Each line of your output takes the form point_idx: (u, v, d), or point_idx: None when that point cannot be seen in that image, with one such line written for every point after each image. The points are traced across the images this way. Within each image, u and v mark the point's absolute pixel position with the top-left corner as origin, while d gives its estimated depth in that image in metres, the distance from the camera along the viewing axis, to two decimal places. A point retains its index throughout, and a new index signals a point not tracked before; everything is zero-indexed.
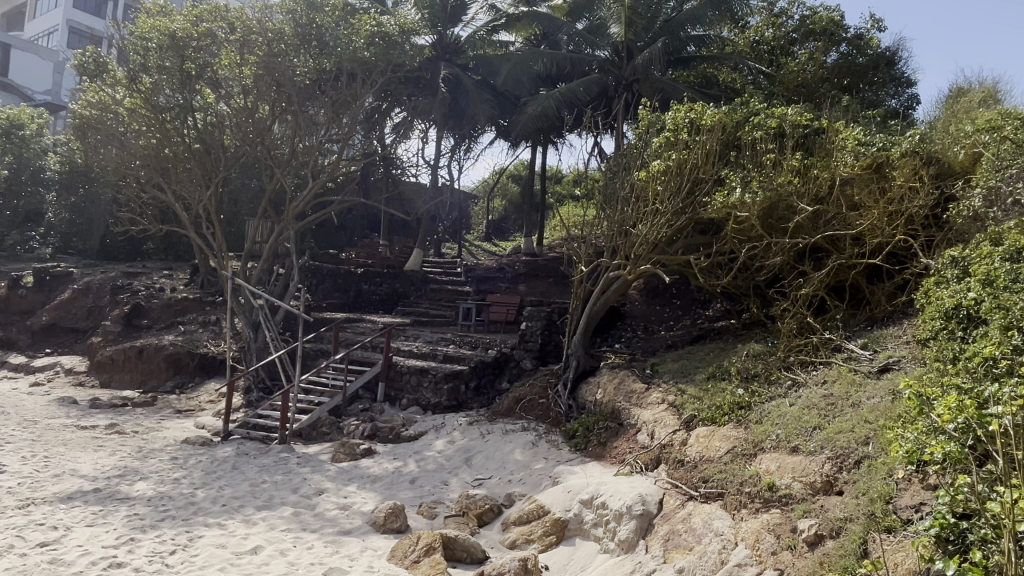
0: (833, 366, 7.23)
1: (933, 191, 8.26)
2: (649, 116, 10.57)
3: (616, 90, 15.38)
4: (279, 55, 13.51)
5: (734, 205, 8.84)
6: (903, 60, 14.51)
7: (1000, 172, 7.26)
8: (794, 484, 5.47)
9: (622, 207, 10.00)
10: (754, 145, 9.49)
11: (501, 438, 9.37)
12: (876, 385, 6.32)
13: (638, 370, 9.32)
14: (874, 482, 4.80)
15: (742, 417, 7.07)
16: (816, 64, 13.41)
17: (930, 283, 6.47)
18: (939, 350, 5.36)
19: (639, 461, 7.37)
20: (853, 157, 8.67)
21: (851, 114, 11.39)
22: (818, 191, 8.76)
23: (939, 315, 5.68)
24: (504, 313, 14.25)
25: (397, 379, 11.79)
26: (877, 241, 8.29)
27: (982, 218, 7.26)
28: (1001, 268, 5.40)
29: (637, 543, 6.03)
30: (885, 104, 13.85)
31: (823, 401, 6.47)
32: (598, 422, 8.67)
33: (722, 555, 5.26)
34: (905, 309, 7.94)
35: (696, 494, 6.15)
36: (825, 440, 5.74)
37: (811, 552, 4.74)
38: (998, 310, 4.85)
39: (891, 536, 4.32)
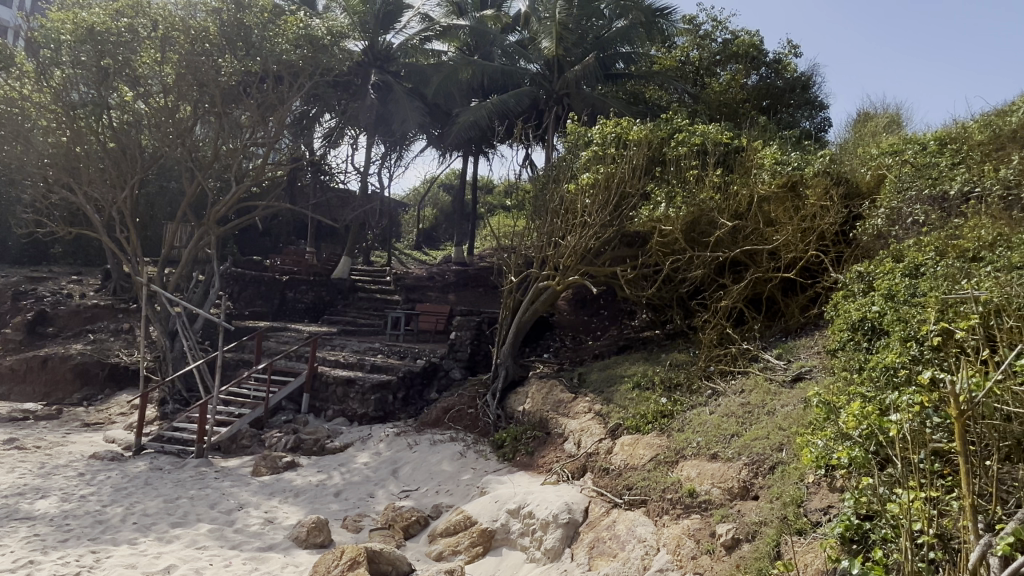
0: (750, 375, 7.54)
1: (842, 210, 8.66)
2: (578, 129, 10.77)
3: (547, 103, 15.61)
4: (202, 54, 13.02)
5: (659, 219, 9.18)
6: (817, 85, 15.24)
7: (902, 194, 7.70)
8: (714, 489, 5.66)
9: (551, 218, 10.08)
10: (678, 162, 9.86)
11: (428, 448, 9.29)
12: (789, 393, 6.61)
13: (566, 380, 9.43)
14: (787, 487, 5.01)
15: (665, 425, 7.25)
16: (737, 86, 14.07)
17: (839, 297, 6.81)
18: (847, 360, 5.67)
19: (566, 470, 7.44)
20: (770, 175, 9.10)
21: (769, 135, 11.91)
22: (737, 207, 9.19)
23: (847, 327, 6.00)
24: (433, 322, 14.21)
25: (322, 390, 11.54)
26: (792, 256, 8.66)
27: (885, 236, 7.65)
28: (902, 283, 5.74)
29: (563, 552, 6.09)
30: (801, 126, 14.51)
31: (741, 409, 6.73)
32: (527, 431, 8.72)
33: (645, 561, 5.38)
34: (816, 321, 8.30)
35: (621, 502, 6.27)
36: (742, 446, 5.96)
37: (728, 555, 4.91)
38: (899, 322, 5.16)
39: (802, 538, 4.50)
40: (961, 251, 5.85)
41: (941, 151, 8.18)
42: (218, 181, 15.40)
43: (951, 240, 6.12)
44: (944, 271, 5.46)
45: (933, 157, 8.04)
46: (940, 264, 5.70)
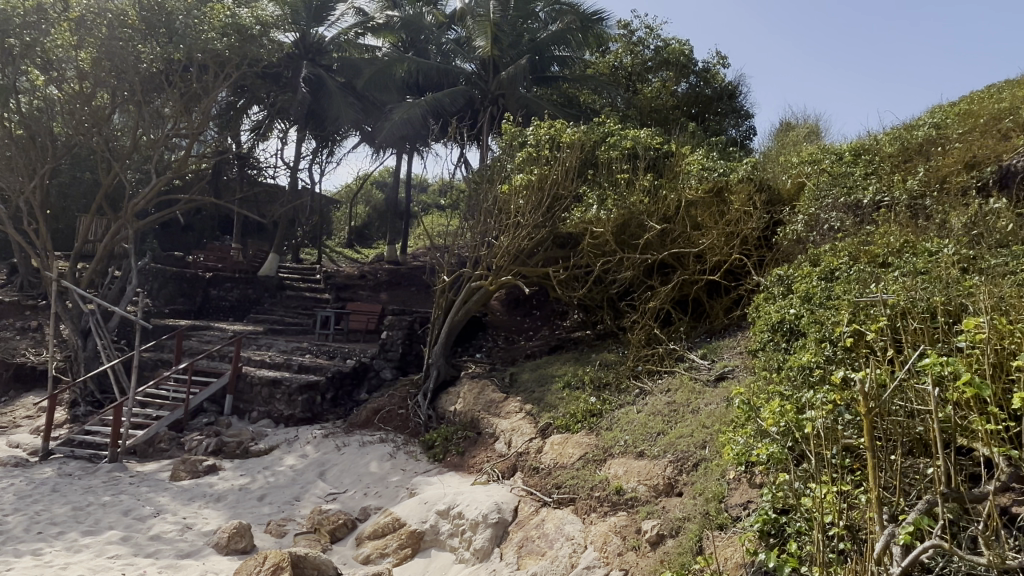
0: (676, 375, 7.73)
1: (764, 216, 8.98)
2: (513, 130, 10.81)
3: (482, 102, 15.60)
4: (122, 39, 12.28)
5: (591, 221, 9.36)
6: (743, 95, 15.72)
7: (820, 201, 8.05)
8: (640, 487, 5.77)
9: (484, 218, 10.05)
10: (609, 165, 10.09)
11: (357, 450, 9.12)
12: (713, 392, 6.82)
13: (497, 380, 9.43)
14: (709, 483, 5.16)
15: (593, 424, 7.36)
16: (667, 93, 14.46)
17: (760, 299, 7.06)
18: (767, 359, 5.88)
19: (497, 470, 7.45)
20: (697, 180, 9.37)
21: (697, 142, 12.23)
22: (665, 211, 9.44)
23: (767, 328, 6.23)
24: (364, 322, 13.99)
25: (247, 391, 11.19)
26: (716, 259, 8.93)
27: (803, 241, 7.98)
28: (818, 286, 6.01)
29: (492, 552, 6.09)
30: (728, 134, 14.94)
31: (667, 407, 6.91)
32: (457, 432, 8.69)
33: (572, 559, 5.44)
34: (739, 322, 8.57)
35: (550, 500, 6.32)
36: (667, 444, 6.11)
37: (653, 551, 5.01)
38: (814, 324, 5.39)
39: (722, 533, 4.63)
40: (872, 257, 6.17)
41: (855, 160, 8.58)
42: (136, 171, 14.71)
43: (863, 246, 6.43)
44: (857, 276, 5.73)
45: (848, 167, 8.43)
46: (853, 269, 5.99)
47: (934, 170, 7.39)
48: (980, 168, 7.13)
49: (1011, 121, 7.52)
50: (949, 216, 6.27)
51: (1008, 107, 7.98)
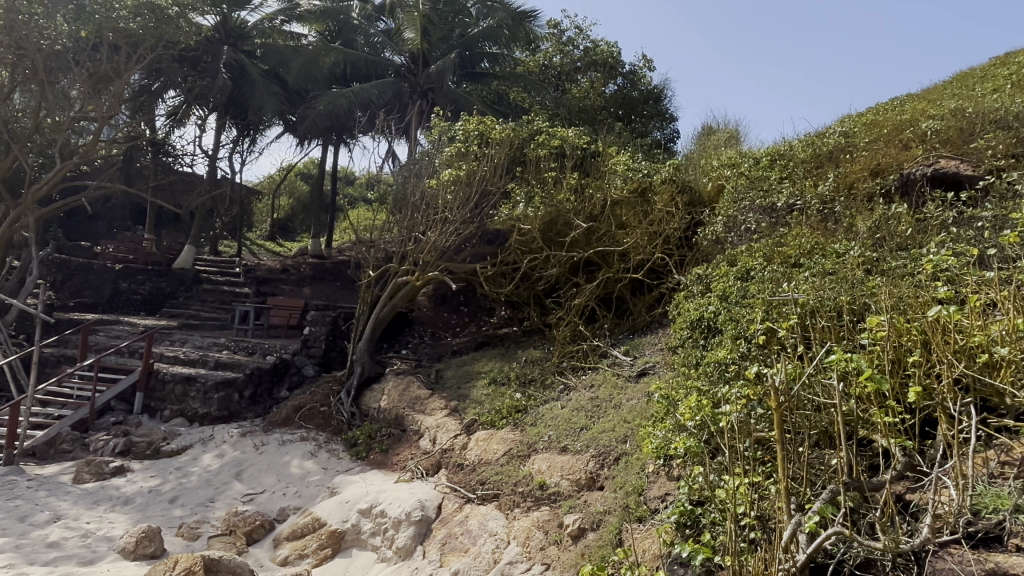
0: (599, 371, 7.85)
1: (686, 216, 9.21)
2: (441, 125, 10.75)
3: (411, 96, 15.25)
4: (24, 13, 11.54)
5: (518, 217, 9.43)
6: (668, 99, 16.07)
7: (738, 204, 8.34)
8: (562, 481, 5.84)
9: (412, 212, 9.90)
10: (537, 163, 10.20)
11: (276, 449, 8.85)
12: (634, 388, 6.96)
13: (423, 376, 9.32)
14: (630, 477, 5.27)
15: (518, 419, 7.40)
16: (596, 93, 14.81)
17: (680, 298, 7.26)
18: (686, 356, 6.04)
19: (420, 467, 7.38)
20: (622, 180, 9.57)
21: (623, 143, 12.47)
22: (591, 210, 9.60)
23: (686, 325, 6.41)
24: (286, 317, 13.59)
25: (159, 388, 10.69)
26: (639, 258, 9.12)
27: (722, 241, 8.23)
28: (734, 286, 6.23)
29: (415, 550, 6.03)
30: (653, 136, 15.29)
31: (590, 403, 7.01)
32: (381, 429, 8.56)
33: (495, 554, 5.44)
34: (660, 319, 8.75)
35: (474, 497, 6.31)
36: (590, 439, 6.21)
37: (574, 545, 5.08)
38: (730, 321, 5.57)
39: (641, 525, 4.73)
40: (785, 257, 6.43)
41: (771, 165, 8.95)
42: (38, 155, 13.79)
43: (777, 247, 6.70)
44: (770, 275, 5.97)
45: (765, 171, 8.79)
46: (767, 269, 6.23)
47: (844, 176, 7.78)
48: (883, 175, 7.55)
49: (912, 132, 8.01)
50: (855, 220, 6.61)
51: (909, 119, 8.53)
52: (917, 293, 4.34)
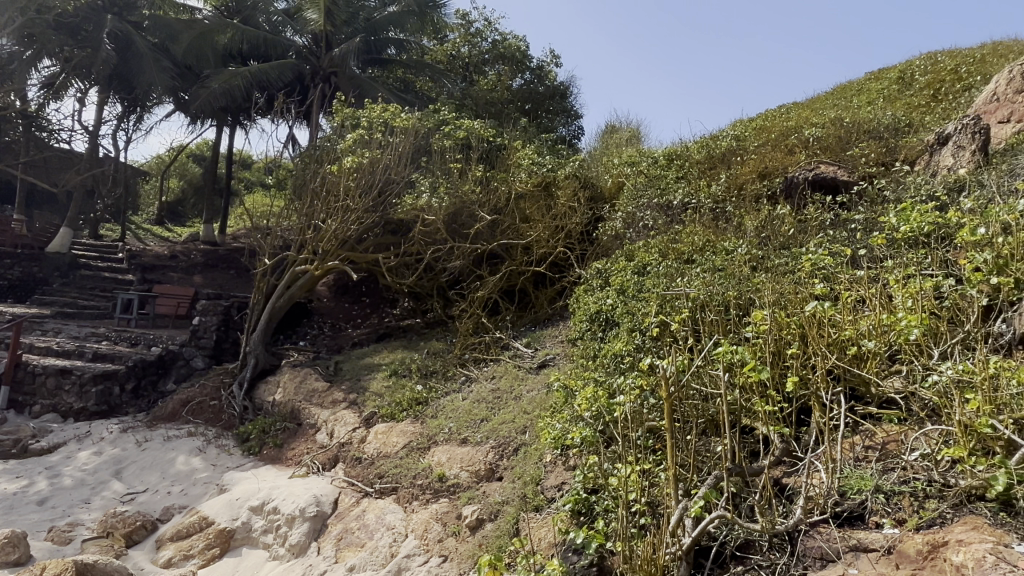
0: (501, 362, 7.91)
1: (587, 212, 9.45)
2: (344, 110, 10.45)
3: (312, 79, 14.90)
4: None
5: (422, 208, 9.23)
6: (573, 95, 16.37)
7: (637, 201, 8.61)
8: (462, 473, 5.84)
9: (312, 199, 9.58)
10: (442, 154, 10.13)
11: (161, 445, 8.36)
12: (534, 379, 7.07)
13: (321, 368, 9.06)
14: (528, 467, 5.34)
15: (418, 412, 7.32)
16: (503, 86, 14.74)
17: (581, 291, 7.41)
18: (584, 348, 6.17)
19: (316, 461, 7.17)
20: (527, 174, 9.69)
21: (529, 137, 12.56)
22: (496, 202, 9.60)
23: (585, 318, 6.54)
24: (173, 307, 12.86)
25: (27, 382, 9.85)
26: (542, 251, 9.23)
27: (621, 237, 8.46)
28: (630, 280, 6.41)
29: (309, 546, 5.86)
30: (558, 132, 15.51)
31: (491, 394, 7.06)
32: (276, 423, 8.26)
33: (392, 548, 5.36)
34: (561, 312, 8.91)
35: (371, 491, 6.21)
36: (490, 431, 6.25)
37: (472, 535, 5.08)
38: (627, 314, 5.73)
39: (537, 514, 4.80)
40: (679, 253, 6.69)
41: (669, 165, 9.32)
42: None
43: (672, 243, 6.95)
44: (664, 270, 6.20)
45: (662, 170, 9.13)
46: (662, 264, 6.46)
47: (734, 177, 8.17)
48: (770, 177, 7.97)
49: (796, 138, 8.51)
50: (744, 220, 6.95)
51: (794, 126, 9.07)
52: (797, 289, 4.63)
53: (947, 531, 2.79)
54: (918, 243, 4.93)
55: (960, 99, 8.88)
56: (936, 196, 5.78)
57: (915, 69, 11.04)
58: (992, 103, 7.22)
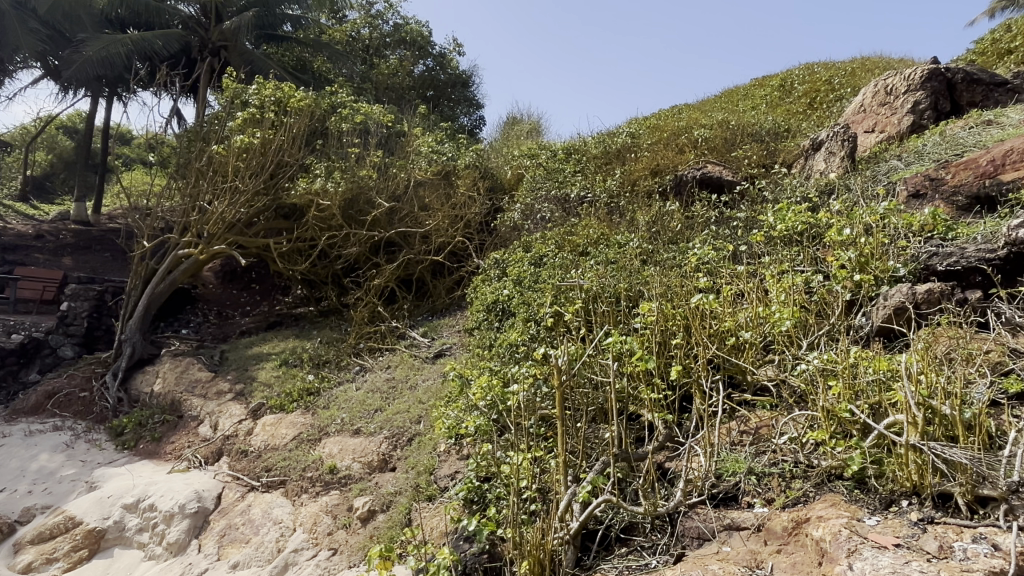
0: (396, 352, 7.82)
1: (486, 202, 9.64)
2: (233, 87, 9.92)
3: (200, 52, 14.04)
4: None
5: (317, 192, 8.90)
6: (475, 85, 16.37)
7: (535, 193, 8.72)
8: (354, 464, 5.72)
9: (197, 179, 9.05)
10: (339, 138, 9.84)
11: (22, 441, 7.70)
12: (430, 368, 7.05)
13: (205, 358, 8.61)
14: (422, 457, 5.33)
15: (309, 402, 7.11)
16: (405, 71, 14.50)
17: (479, 281, 7.43)
18: (481, 337, 6.20)
19: (199, 455, 6.82)
20: (426, 163, 9.61)
21: (429, 125, 12.45)
22: (394, 189, 9.43)
23: (482, 308, 6.56)
24: (38, 291, 11.83)
25: None
26: (441, 240, 9.18)
27: (519, 228, 8.53)
28: (527, 271, 6.49)
29: (189, 544, 5.58)
30: (459, 121, 15.51)
31: (385, 384, 6.97)
32: (154, 416, 7.77)
33: (279, 544, 5.19)
34: (459, 302, 8.91)
35: (258, 485, 5.98)
36: (384, 421, 6.17)
37: (363, 527, 4.99)
38: (523, 305, 5.79)
39: (430, 504, 4.80)
40: (574, 246, 6.84)
41: (567, 159, 9.52)
42: None
43: (568, 235, 7.08)
44: (560, 262, 6.33)
45: (561, 164, 9.30)
46: (558, 256, 6.59)
47: (629, 174, 8.44)
48: (662, 174, 8.28)
49: (686, 138, 8.88)
50: (636, 214, 7.18)
51: (685, 126, 9.47)
52: (683, 283, 4.83)
53: (809, 509, 3.01)
54: (793, 241, 5.27)
55: (832, 109, 9.58)
56: (809, 197, 6.20)
57: (794, 78, 11.79)
58: (860, 114, 7.82)
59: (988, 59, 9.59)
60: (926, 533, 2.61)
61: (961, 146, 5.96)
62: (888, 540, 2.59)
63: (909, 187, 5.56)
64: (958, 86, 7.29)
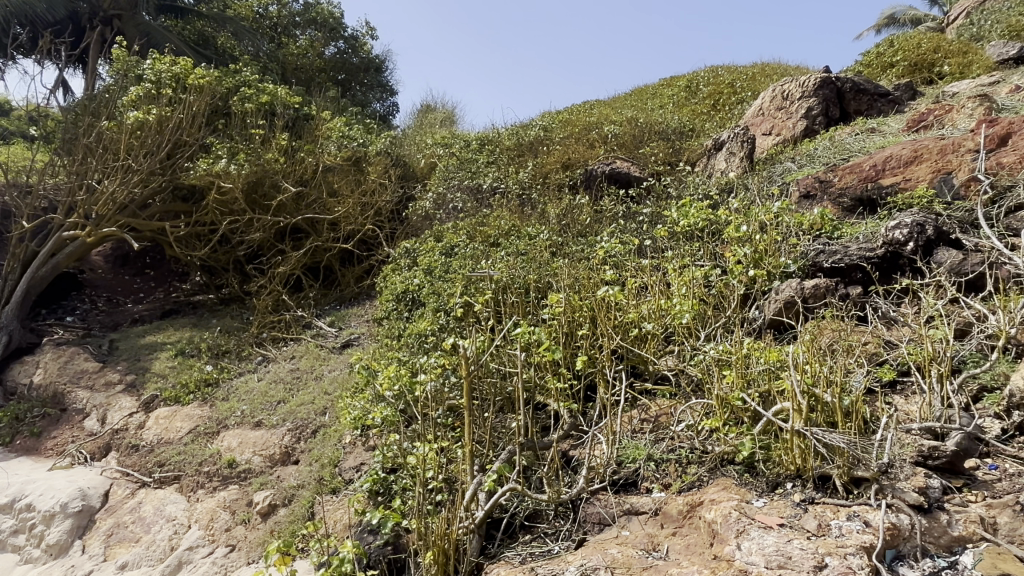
0: (301, 342, 7.61)
1: (397, 190, 9.53)
2: (126, 59, 9.30)
3: (89, 20, 13.05)
4: None
5: (219, 174, 8.47)
6: (388, 70, 16.07)
7: (448, 182, 8.66)
8: (255, 458, 5.53)
9: (85, 156, 8.44)
10: (243, 118, 9.42)
11: None
12: (337, 358, 6.90)
13: (92, 347, 8.07)
14: (326, 449, 5.22)
15: (208, 394, 6.81)
16: (316, 53, 14.01)
17: (389, 270, 7.30)
18: (390, 327, 6.10)
19: (84, 451, 6.39)
20: (336, 148, 9.36)
21: (339, 109, 12.14)
22: (302, 173, 9.13)
23: (391, 297, 6.45)
24: None
25: None
26: (350, 228, 8.97)
27: (431, 218, 8.41)
28: (438, 261, 6.44)
29: (71, 545, 5.24)
30: (371, 106, 15.20)
31: (289, 375, 6.78)
32: (32, 409, 7.16)
33: (172, 542, 4.95)
34: (369, 291, 8.77)
35: (150, 480, 5.66)
36: (287, 413, 6.00)
37: (263, 522, 4.85)
38: (432, 295, 5.74)
39: (334, 496, 4.72)
40: (485, 236, 6.85)
41: (480, 150, 9.52)
42: None
43: (479, 226, 7.09)
44: (471, 252, 6.33)
45: (474, 154, 9.29)
46: (469, 246, 6.59)
47: (541, 166, 8.52)
48: (572, 168, 8.42)
49: (597, 134, 9.06)
50: (547, 207, 7.27)
51: (595, 122, 9.66)
52: (590, 275, 4.94)
53: (703, 492, 3.15)
54: (694, 237, 5.48)
55: (734, 111, 10.03)
56: (710, 195, 6.47)
57: (699, 79, 12.25)
58: (758, 117, 8.21)
59: (873, 71, 10.28)
60: (808, 513, 2.79)
61: (847, 151, 6.37)
62: (773, 520, 2.76)
63: (802, 188, 5.86)
64: (846, 95, 7.77)
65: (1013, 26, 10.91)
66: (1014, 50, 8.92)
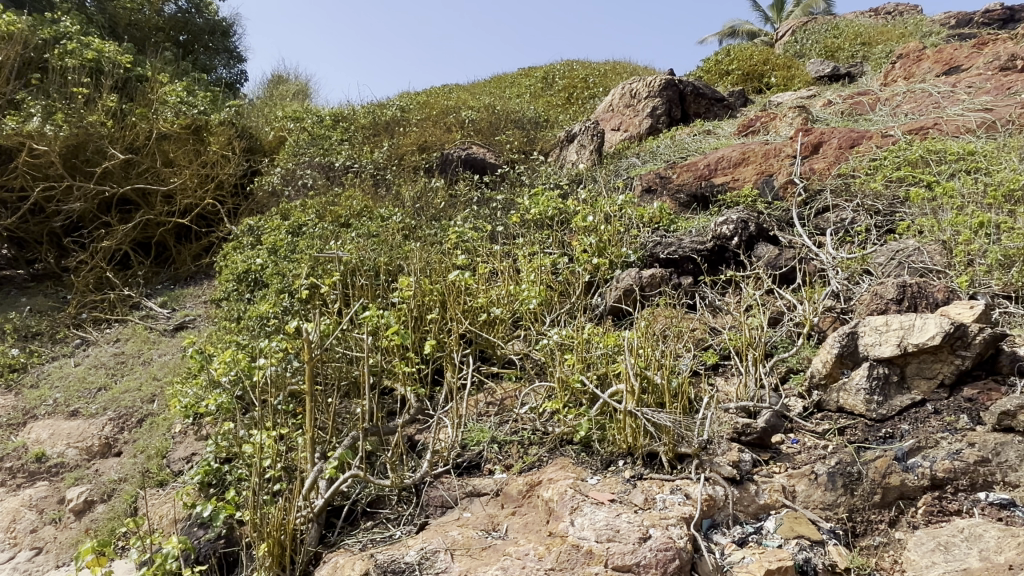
0: (128, 324, 6.99)
1: (241, 163, 8.97)
2: None
3: None
4: None
5: (32, 134, 7.52)
6: (236, 35, 15.03)
7: (298, 158, 8.26)
8: (68, 450, 5.01)
9: None
10: (63, 74, 8.43)
11: None
12: (169, 342, 6.41)
13: None
14: (152, 440, 4.84)
15: (13, 381, 6.07)
16: (153, 9, 12.82)
17: (229, 248, 6.85)
18: (229, 309, 5.74)
19: None
20: (173, 114, 8.60)
21: (178, 73, 11.22)
22: (132, 140, 8.32)
23: (232, 277, 6.06)
24: None
25: None
26: (187, 202, 8.32)
27: (278, 194, 7.93)
28: (284, 240, 6.13)
29: None
30: (215, 72, 14.14)
31: (112, 359, 6.20)
32: None
33: None
34: (206, 270, 8.23)
35: None
36: (108, 401, 5.49)
37: (77, 521, 4.41)
38: (277, 276, 5.46)
39: (161, 489, 4.40)
40: (336, 216, 6.61)
41: (334, 126, 9.18)
42: None
43: (330, 206, 6.83)
44: (320, 232, 6.10)
45: (327, 131, 8.94)
46: (319, 225, 6.33)
47: (397, 147, 8.36)
48: (429, 151, 8.34)
49: (454, 118, 9.02)
50: (402, 189, 7.14)
51: (453, 106, 9.61)
52: (442, 259, 4.94)
53: (542, 472, 3.26)
54: (544, 225, 5.63)
55: (587, 105, 10.38)
56: (561, 185, 6.66)
57: (556, 72, 12.55)
58: (608, 112, 8.55)
59: (712, 78, 11.01)
60: (636, 488, 2.97)
61: (685, 151, 6.82)
62: (604, 496, 2.90)
63: (644, 182, 6.10)
64: (687, 98, 8.30)
65: (828, 47, 12.16)
66: (828, 68, 9.92)
